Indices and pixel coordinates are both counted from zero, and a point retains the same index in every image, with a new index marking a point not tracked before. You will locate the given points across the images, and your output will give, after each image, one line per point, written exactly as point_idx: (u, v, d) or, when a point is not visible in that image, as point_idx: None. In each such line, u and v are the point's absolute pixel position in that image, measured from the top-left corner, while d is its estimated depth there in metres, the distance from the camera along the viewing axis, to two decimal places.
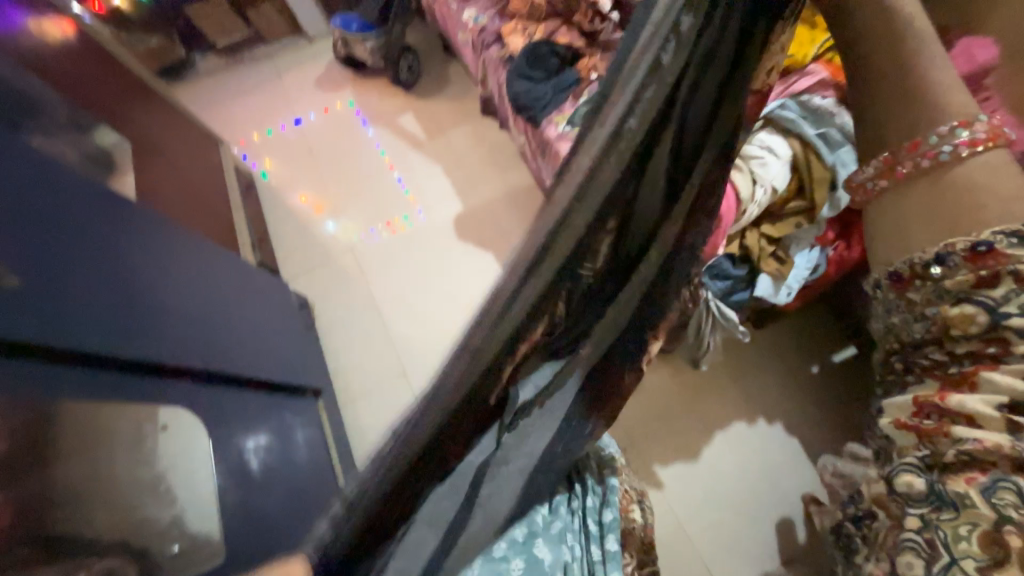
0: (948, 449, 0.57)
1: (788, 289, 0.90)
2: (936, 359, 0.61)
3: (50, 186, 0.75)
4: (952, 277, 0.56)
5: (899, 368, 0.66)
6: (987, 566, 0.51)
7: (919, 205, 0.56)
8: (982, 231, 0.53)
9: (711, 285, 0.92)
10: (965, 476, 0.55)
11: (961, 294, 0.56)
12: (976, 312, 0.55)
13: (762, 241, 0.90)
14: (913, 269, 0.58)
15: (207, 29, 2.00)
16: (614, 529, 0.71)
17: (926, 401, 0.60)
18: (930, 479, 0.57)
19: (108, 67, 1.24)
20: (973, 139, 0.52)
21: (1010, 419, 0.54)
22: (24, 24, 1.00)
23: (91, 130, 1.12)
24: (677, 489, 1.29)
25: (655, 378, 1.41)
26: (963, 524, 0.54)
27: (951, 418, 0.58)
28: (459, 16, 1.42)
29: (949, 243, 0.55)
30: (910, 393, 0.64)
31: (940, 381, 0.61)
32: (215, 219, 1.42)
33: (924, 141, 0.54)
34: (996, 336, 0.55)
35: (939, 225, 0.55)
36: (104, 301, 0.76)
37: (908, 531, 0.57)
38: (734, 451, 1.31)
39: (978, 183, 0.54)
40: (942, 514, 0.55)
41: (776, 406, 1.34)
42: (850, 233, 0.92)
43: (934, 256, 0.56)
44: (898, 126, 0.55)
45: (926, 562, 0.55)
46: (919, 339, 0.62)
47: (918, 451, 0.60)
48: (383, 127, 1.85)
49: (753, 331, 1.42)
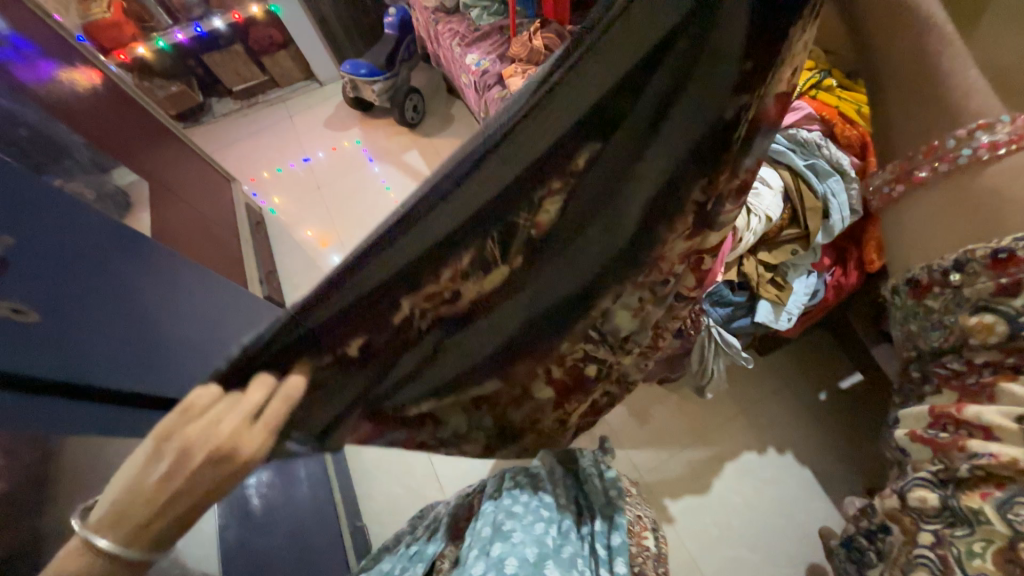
0: (961, 463, 0.53)
1: (788, 314, 0.93)
2: (954, 369, 0.57)
3: (73, 225, 0.78)
4: (972, 285, 0.50)
5: (917, 377, 0.63)
6: None
7: (937, 209, 0.51)
8: (1005, 237, 0.47)
9: (710, 312, 0.96)
10: (980, 491, 0.52)
11: (982, 302, 0.50)
12: (997, 322, 0.50)
13: (761, 269, 0.91)
14: (931, 276, 0.53)
15: (224, 76, 2.11)
16: (621, 552, 0.80)
17: (942, 412, 0.56)
18: (943, 494, 0.54)
19: (131, 114, 1.31)
20: (997, 141, 0.45)
21: None
22: (55, 75, 1.07)
23: (111, 170, 1.16)
24: (688, 524, 1.25)
25: (661, 407, 1.40)
26: (977, 540, 0.51)
27: (967, 430, 0.54)
28: (462, 60, 1.51)
29: (966, 249, 0.49)
30: (928, 402, 0.60)
31: (958, 393, 0.57)
32: (225, 254, 1.46)
33: (941, 144, 0.47)
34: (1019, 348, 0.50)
35: (960, 230, 0.50)
36: (115, 336, 0.78)
37: (921, 547, 0.55)
38: (745, 483, 1.28)
39: (1001, 188, 0.47)
40: (956, 530, 0.53)
41: (785, 435, 1.32)
42: (845, 259, 0.94)
43: (952, 263, 0.51)
44: (916, 129, 0.49)
45: None
46: (937, 348, 0.58)
47: (932, 464, 0.57)
48: (389, 164, 1.93)
49: (758, 359, 1.42)
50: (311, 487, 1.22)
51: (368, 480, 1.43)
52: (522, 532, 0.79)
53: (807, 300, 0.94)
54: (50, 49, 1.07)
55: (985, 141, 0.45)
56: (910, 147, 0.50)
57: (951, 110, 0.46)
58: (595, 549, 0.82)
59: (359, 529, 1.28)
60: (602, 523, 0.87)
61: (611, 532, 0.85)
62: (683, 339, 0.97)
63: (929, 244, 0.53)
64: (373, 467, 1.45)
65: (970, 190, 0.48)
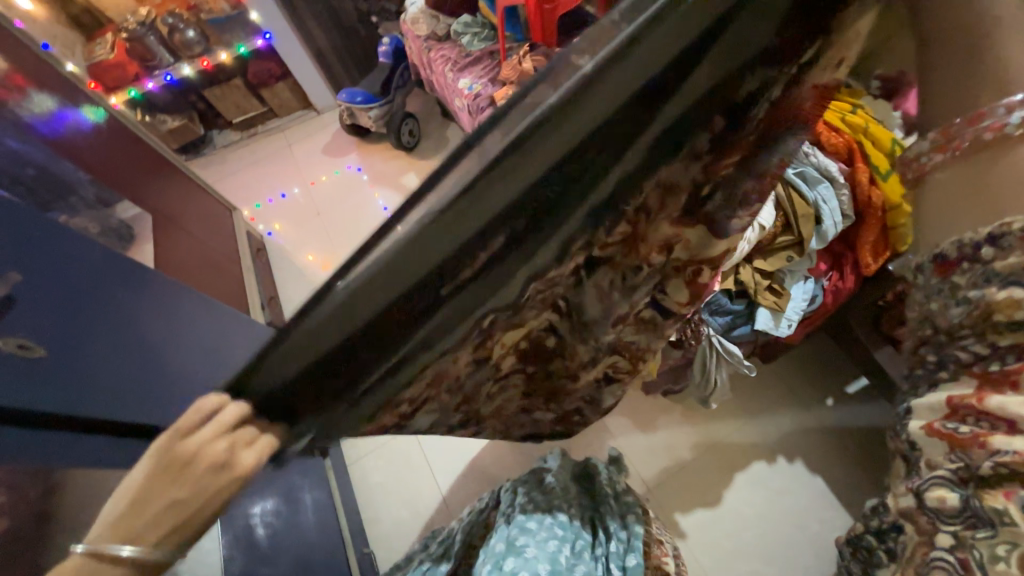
0: (984, 461, 0.44)
1: (788, 320, 0.93)
2: (975, 353, 0.46)
3: (79, 258, 0.80)
4: (1003, 262, 0.41)
5: (930, 363, 0.52)
6: None
7: (976, 182, 0.42)
8: None
9: (710, 322, 0.96)
10: (1004, 490, 0.43)
11: (1009, 278, 0.41)
12: None
13: (757, 277, 0.92)
14: (956, 251, 0.44)
15: (224, 109, 2.16)
16: (636, 572, 0.82)
17: (960, 400, 0.47)
18: (964, 494, 0.46)
19: (135, 149, 1.35)
20: None
21: None
22: (63, 116, 1.11)
23: (115, 205, 1.19)
24: (700, 539, 1.23)
25: (667, 419, 1.39)
26: (1001, 543, 0.43)
27: (990, 421, 0.45)
28: (455, 84, 1.55)
29: (999, 224, 0.41)
30: (942, 389, 0.50)
31: (978, 379, 0.47)
32: (227, 281, 1.49)
33: (991, 109, 0.39)
34: None
35: (997, 207, 0.41)
36: (120, 366, 0.79)
37: (939, 549, 0.48)
38: (756, 493, 1.26)
39: None
40: (977, 532, 0.45)
41: (794, 443, 1.30)
42: (841, 263, 0.95)
43: (982, 238, 0.42)
44: (962, 94, 0.41)
45: None
46: (956, 326, 0.47)
47: (950, 460, 0.48)
48: (387, 187, 1.96)
49: (761, 366, 1.41)
50: (318, 514, 1.21)
51: (374, 505, 1.41)
52: (536, 548, 0.82)
53: (806, 306, 0.94)
54: (57, 92, 1.10)
55: None
56: (950, 113, 0.42)
57: (1006, 76, 0.38)
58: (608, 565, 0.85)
59: (366, 555, 1.26)
60: (616, 539, 0.90)
61: (626, 553, 0.86)
62: (684, 349, 0.97)
63: (960, 219, 0.44)
64: (378, 491, 1.43)
65: (1005, 163, 0.40)
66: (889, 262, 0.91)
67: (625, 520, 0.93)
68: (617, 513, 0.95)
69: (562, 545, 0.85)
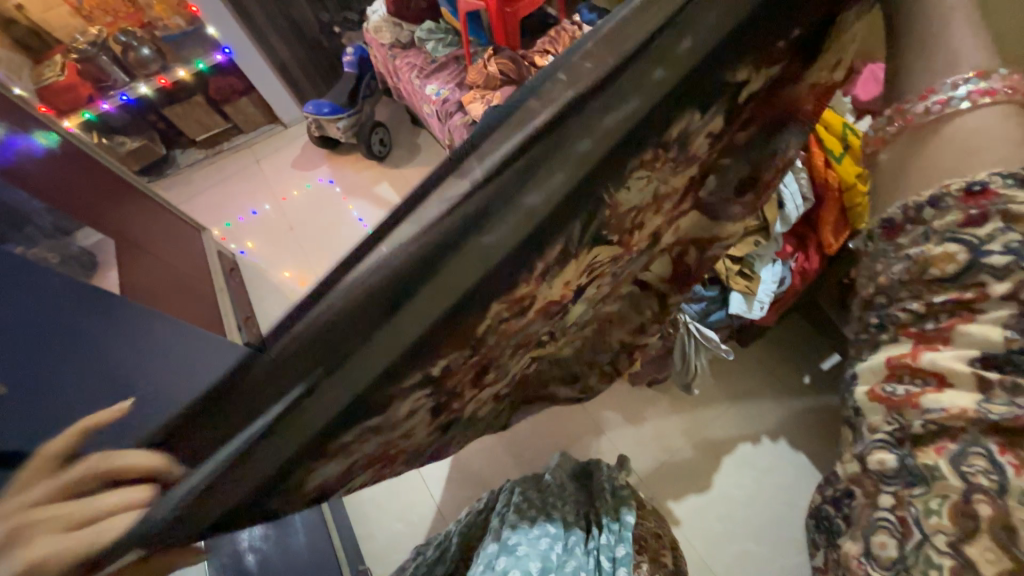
0: (916, 420, 0.45)
1: (761, 302, 0.95)
2: (912, 312, 0.47)
3: (29, 291, 0.75)
4: (941, 218, 0.43)
5: (872, 325, 0.53)
6: (961, 539, 0.42)
7: (920, 155, 0.46)
8: (978, 172, 0.42)
9: (686, 310, 0.99)
10: (934, 446, 0.45)
11: (947, 234, 0.43)
12: (959, 251, 0.43)
13: (728, 263, 0.96)
14: (907, 214, 0.46)
15: (186, 127, 2.10)
16: (625, 563, 0.82)
17: (897, 361, 0.48)
18: (901, 453, 0.47)
19: (92, 173, 1.30)
20: (989, 89, 0.42)
21: (982, 376, 0.42)
22: (12, 143, 1.06)
23: (75, 232, 1.14)
24: (693, 524, 1.25)
25: (653, 410, 1.41)
26: (935, 497, 0.44)
27: (922, 380, 0.46)
28: (422, 91, 1.55)
29: (941, 184, 0.43)
30: (881, 353, 0.51)
31: (913, 338, 0.48)
32: (200, 302, 1.44)
33: (939, 89, 0.44)
34: (972, 281, 0.43)
35: (933, 172, 0.45)
36: (91, 400, 0.76)
37: (882, 510, 0.49)
38: (743, 474, 1.29)
39: (984, 132, 0.43)
40: (914, 489, 0.46)
41: (776, 422, 1.34)
42: (806, 245, 0.98)
43: (928, 199, 0.44)
44: (913, 79, 0.46)
45: (899, 540, 0.47)
46: (895, 282, 0.48)
47: (887, 423, 0.48)
48: (361, 197, 1.94)
49: (740, 350, 1.45)
50: (310, 536, 1.18)
51: (368, 522, 1.39)
52: (527, 545, 0.83)
53: (776, 287, 0.96)
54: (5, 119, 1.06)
55: (980, 87, 0.42)
56: (904, 93, 0.46)
57: (949, 62, 0.44)
58: (597, 556, 0.86)
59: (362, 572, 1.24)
60: (606, 529, 0.91)
61: (616, 544, 0.87)
62: (663, 339, 0.99)
63: (906, 185, 0.46)
64: (371, 506, 1.41)
65: (945, 135, 0.44)
66: (849, 240, 0.95)
67: (616, 513, 0.94)
68: (606, 507, 0.97)
69: (551, 541, 0.87)
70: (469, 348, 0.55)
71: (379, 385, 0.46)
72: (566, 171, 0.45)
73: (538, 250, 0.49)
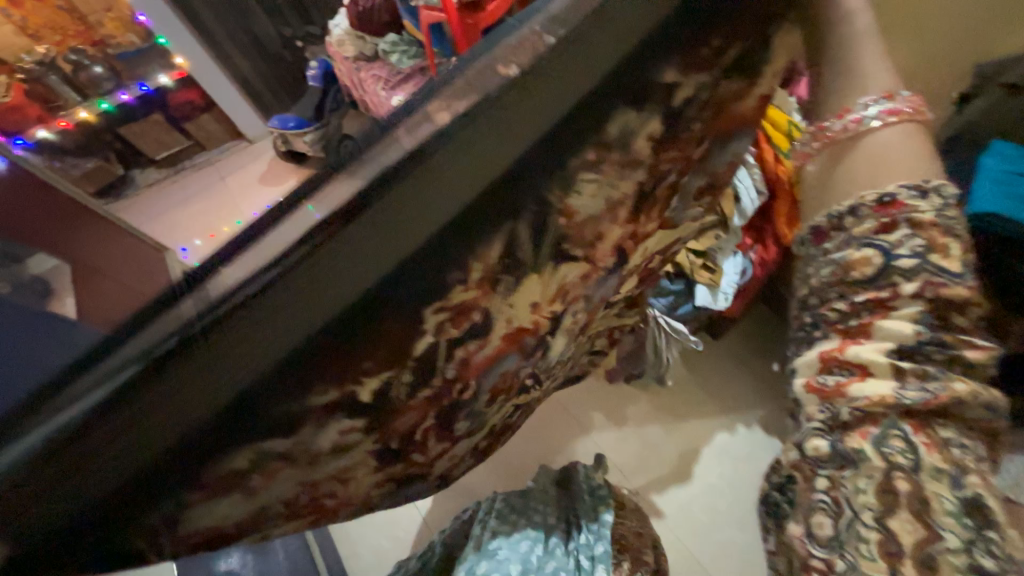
0: (845, 407, 0.69)
1: (724, 294, 1.00)
2: (841, 311, 0.71)
3: None
4: (862, 225, 0.67)
5: (809, 324, 0.78)
6: (881, 512, 0.65)
7: (853, 165, 0.69)
8: (890, 184, 0.66)
9: (654, 304, 1.03)
10: (860, 431, 0.69)
11: (865, 239, 0.67)
12: (874, 255, 0.66)
13: (691, 257, 1.00)
14: (831, 221, 0.70)
15: None
16: (604, 560, 0.89)
17: (830, 356, 0.72)
18: (831, 440, 0.71)
19: (45, 196, 1.28)
20: (891, 109, 0.67)
21: (894, 364, 0.67)
22: None
23: None
24: (675, 516, 1.29)
25: (633, 408, 1.44)
26: (862, 478, 0.67)
27: (851, 371, 0.70)
28: (388, 102, 1.56)
29: (861, 194, 0.67)
30: (816, 351, 0.75)
31: (841, 336, 0.72)
32: None
33: (852, 110, 0.68)
34: (887, 281, 0.67)
35: (866, 177, 0.68)
36: None
37: (821, 492, 0.72)
38: (721, 463, 1.33)
39: (885, 147, 0.67)
40: (844, 471, 0.70)
41: (749, 410, 1.39)
42: (762, 236, 1.04)
43: (848, 207, 0.68)
44: (832, 105, 0.71)
45: (834, 517, 0.70)
46: (827, 282, 0.72)
47: (822, 411, 0.73)
48: None
49: (711, 343, 1.50)
50: None
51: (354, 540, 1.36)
52: (508, 550, 0.90)
53: (738, 279, 1.01)
54: None
55: (884, 108, 0.67)
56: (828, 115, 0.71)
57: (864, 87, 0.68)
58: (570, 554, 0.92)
59: None
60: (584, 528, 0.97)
61: (595, 542, 0.93)
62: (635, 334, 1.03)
63: (841, 191, 0.70)
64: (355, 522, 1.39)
65: (863, 148, 0.68)
66: None
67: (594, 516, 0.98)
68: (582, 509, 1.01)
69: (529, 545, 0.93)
70: (398, 359, 0.61)
71: (264, 395, 0.51)
72: (452, 188, 0.51)
73: (429, 263, 0.54)
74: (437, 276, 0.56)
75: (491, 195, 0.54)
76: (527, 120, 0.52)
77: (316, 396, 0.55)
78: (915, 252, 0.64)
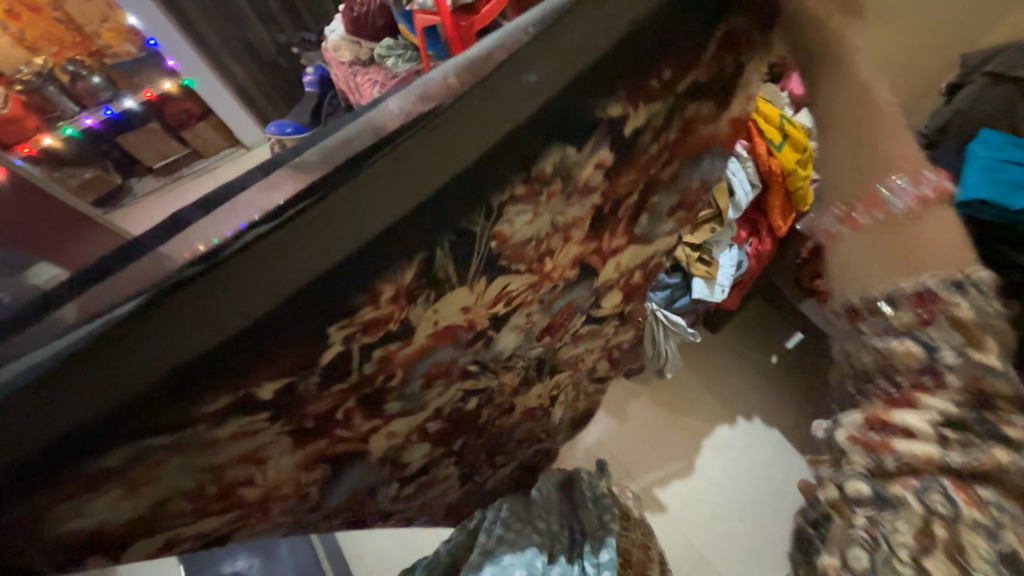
0: (890, 461, 0.59)
1: (721, 286, 1.02)
2: (884, 385, 0.64)
3: None
4: (897, 316, 0.62)
5: (853, 391, 0.70)
6: (919, 552, 0.57)
7: (879, 246, 0.63)
8: (925, 274, 0.60)
9: (653, 298, 1.04)
10: (901, 481, 0.59)
11: (904, 330, 0.61)
12: (917, 348, 0.60)
13: (687, 251, 1.01)
14: (868, 304, 0.64)
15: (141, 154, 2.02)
16: (610, 566, 0.91)
17: (874, 417, 0.63)
18: (873, 485, 0.61)
19: (42, 205, 1.26)
20: (922, 193, 0.60)
21: (939, 432, 0.59)
22: None
23: (27, 268, 1.08)
24: (678, 509, 1.29)
25: (638, 405, 1.44)
26: (900, 519, 0.59)
27: (892, 432, 0.61)
28: None
29: (899, 281, 0.61)
30: (859, 411, 0.66)
31: (883, 399, 0.64)
32: None
33: (878, 192, 0.62)
34: (929, 365, 0.60)
35: (897, 262, 0.62)
36: None
37: (856, 527, 0.62)
38: (723, 457, 1.34)
39: (924, 234, 0.61)
40: (885, 513, 0.60)
41: (749, 403, 1.40)
42: (757, 229, 1.06)
43: (886, 295, 0.62)
44: (854, 182, 0.64)
45: (868, 553, 0.60)
46: (869, 364, 0.66)
47: (864, 462, 0.62)
48: None
49: (711, 336, 1.51)
50: None
51: None
52: (513, 555, 0.92)
53: (734, 272, 1.03)
54: None
55: (916, 191, 0.60)
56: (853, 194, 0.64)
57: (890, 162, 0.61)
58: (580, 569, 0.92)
59: None
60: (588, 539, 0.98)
61: (600, 550, 0.95)
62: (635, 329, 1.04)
63: (873, 272, 0.64)
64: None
65: (905, 231, 0.61)
66: (794, 223, 1.03)
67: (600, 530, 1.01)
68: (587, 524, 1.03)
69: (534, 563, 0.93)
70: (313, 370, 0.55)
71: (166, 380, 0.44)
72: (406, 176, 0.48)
73: (365, 262, 0.50)
74: (357, 280, 0.50)
75: (440, 193, 0.50)
76: (487, 119, 0.49)
77: (213, 401, 0.49)
78: (958, 349, 0.58)
